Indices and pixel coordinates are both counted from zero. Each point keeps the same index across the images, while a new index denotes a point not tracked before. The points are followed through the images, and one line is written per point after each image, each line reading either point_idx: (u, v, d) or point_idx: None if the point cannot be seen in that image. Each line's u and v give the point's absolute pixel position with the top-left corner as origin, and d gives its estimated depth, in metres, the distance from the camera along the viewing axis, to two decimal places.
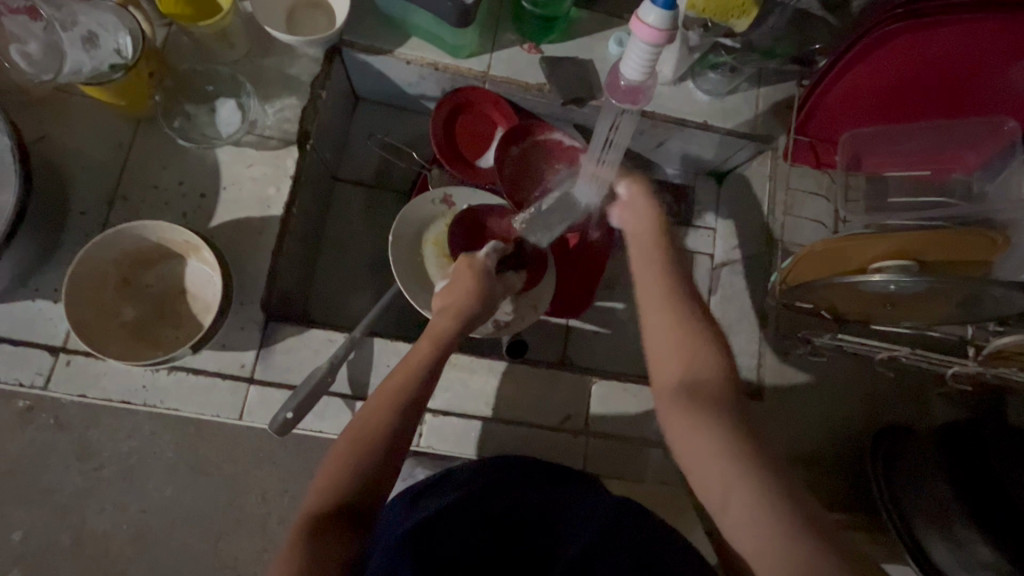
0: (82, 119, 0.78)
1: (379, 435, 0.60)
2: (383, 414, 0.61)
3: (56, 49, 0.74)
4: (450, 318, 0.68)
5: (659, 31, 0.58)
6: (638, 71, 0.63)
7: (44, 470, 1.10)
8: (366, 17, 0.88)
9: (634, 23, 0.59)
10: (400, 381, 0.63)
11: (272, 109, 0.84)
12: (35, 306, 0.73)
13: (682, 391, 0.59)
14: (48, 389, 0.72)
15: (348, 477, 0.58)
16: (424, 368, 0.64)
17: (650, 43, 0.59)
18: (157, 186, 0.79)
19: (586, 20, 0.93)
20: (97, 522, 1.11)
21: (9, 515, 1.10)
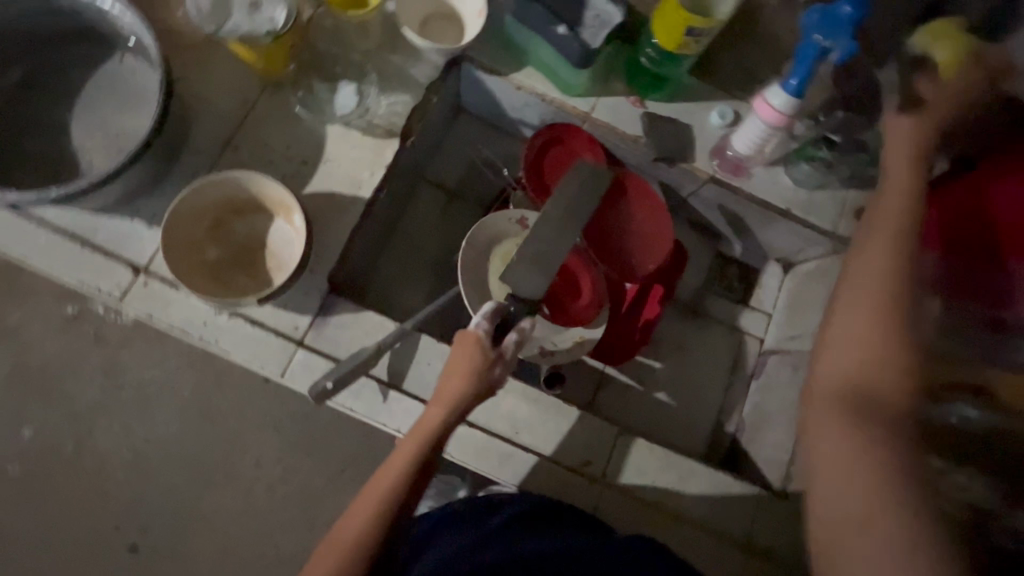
0: (220, 70, 0.85)
1: (357, 547, 0.62)
2: (363, 521, 0.63)
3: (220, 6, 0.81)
4: (441, 411, 0.69)
5: (781, 113, 0.80)
6: (749, 142, 0.86)
7: (74, 377, 1.15)
8: (492, 39, 0.93)
9: (761, 104, 0.82)
10: (388, 476, 0.66)
11: (387, 100, 0.89)
12: (132, 224, 0.79)
13: (845, 398, 0.57)
14: (121, 302, 0.77)
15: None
16: (415, 460, 0.67)
17: (768, 120, 0.82)
18: (267, 145, 0.84)
19: (695, 87, 0.96)
20: (104, 440, 1.14)
21: (28, 410, 1.13)
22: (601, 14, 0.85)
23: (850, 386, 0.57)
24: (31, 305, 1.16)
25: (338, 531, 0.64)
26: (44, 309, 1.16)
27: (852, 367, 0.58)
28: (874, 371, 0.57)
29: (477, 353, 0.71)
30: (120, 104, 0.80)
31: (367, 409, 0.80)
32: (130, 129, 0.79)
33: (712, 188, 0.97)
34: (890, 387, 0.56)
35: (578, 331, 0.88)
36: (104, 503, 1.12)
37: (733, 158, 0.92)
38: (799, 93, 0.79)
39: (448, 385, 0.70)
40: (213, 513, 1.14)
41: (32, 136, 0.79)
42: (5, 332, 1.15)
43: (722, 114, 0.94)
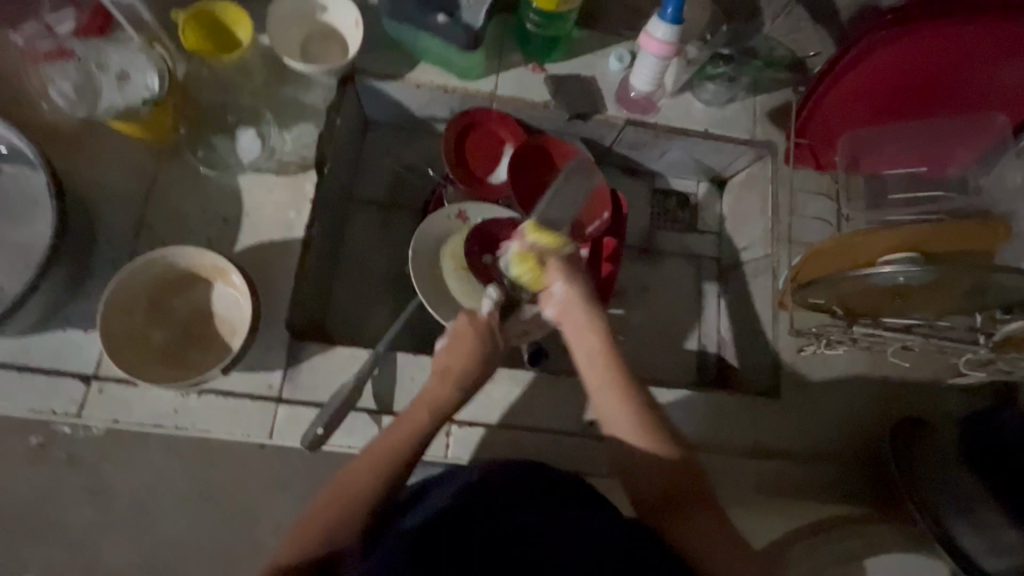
0: (107, 153, 0.81)
1: (359, 500, 0.60)
2: (368, 480, 0.61)
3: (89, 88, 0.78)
4: (450, 383, 0.69)
5: (667, 44, 0.82)
6: (648, 77, 0.88)
7: (57, 509, 1.09)
8: (377, 46, 0.92)
9: (647, 40, 0.84)
10: (376, 460, 0.63)
11: (290, 135, 0.87)
12: (66, 335, 0.75)
13: (812, 257, 0.82)
14: (81, 416, 0.73)
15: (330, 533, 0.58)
16: (409, 448, 0.64)
17: (657, 55, 0.84)
18: (181, 215, 0.81)
19: (585, 40, 0.98)
20: (111, 560, 1.09)
21: (21, 556, 1.08)
22: None
23: (586, 349, 0.72)
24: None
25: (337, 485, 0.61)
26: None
27: (592, 365, 0.71)
28: (617, 386, 0.69)
29: (480, 333, 0.72)
30: (11, 219, 0.75)
31: (365, 442, 0.79)
32: (29, 240, 0.74)
33: (630, 130, 0.98)
34: (828, 246, 0.80)
35: None
36: None
37: (639, 97, 0.95)
38: (677, 19, 0.81)
39: (453, 359, 0.70)
40: None
41: None
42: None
43: (619, 58, 0.95)
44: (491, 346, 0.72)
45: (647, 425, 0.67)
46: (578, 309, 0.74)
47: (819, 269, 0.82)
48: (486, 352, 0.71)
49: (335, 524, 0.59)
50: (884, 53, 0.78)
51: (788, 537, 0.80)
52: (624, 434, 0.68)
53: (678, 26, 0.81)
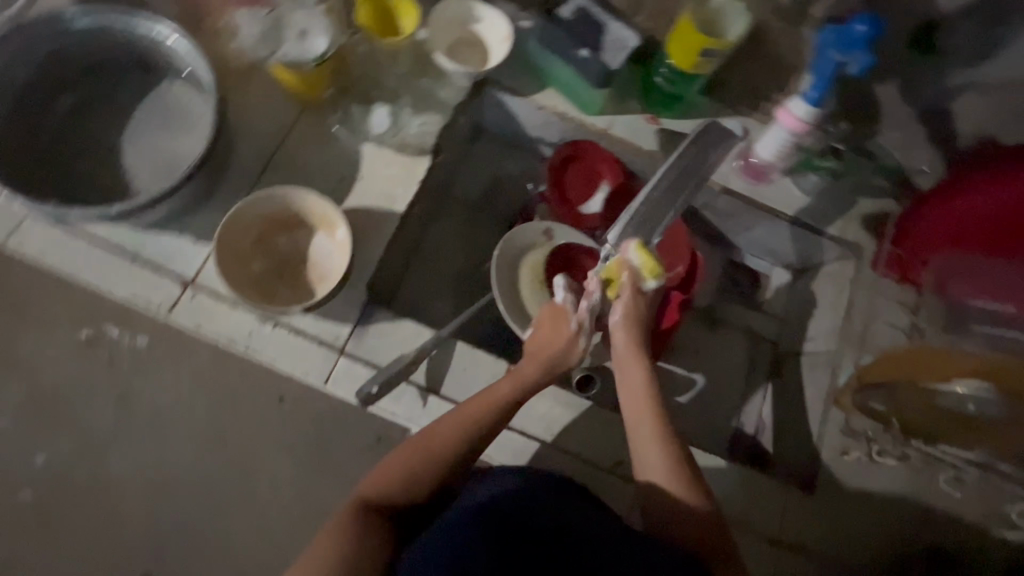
0: (260, 94, 0.90)
1: (441, 452, 0.70)
2: (451, 437, 0.71)
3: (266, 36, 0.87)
4: (534, 366, 0.77)
5: (801, 120, 0.86)
6: (773, 148, 0.91)
7: (87, 401, 1.15)
8: (515, 63, 0.99)
9: (782, 112, 0.87)
10: (458, 425, 0.72)
11: (417, 121, 0.94)
12: (177, 240, 0.82)
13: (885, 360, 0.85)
14: (170, 315, 0.80)
15: (413, 477, 0.70)
16: (483, 419, 0.72)
17: (789, 128, 0.87)
18: (305, 165, 0.89)
19: (706, 106, 1.01)
20: (114, 466, 1.14)
21: (39, 437, 1.14)
22: (617, 37, 0.91)
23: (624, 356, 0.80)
24: (44, 330, 1.16)
25: (427, 436, 0.71)
26: (60, 334, 1.16)
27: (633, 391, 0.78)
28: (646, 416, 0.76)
29: (564, 324, 0.80)
30: (166, 129, 0.84)
31: (407, 414, 0.82)
32: (176, 152, 0.83)
33: (724, 199, 1.03)
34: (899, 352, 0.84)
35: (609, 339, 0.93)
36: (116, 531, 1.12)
37: (754, 165, 0.97)
38: (818, 103, 0.84)
39: (537, 348, 0.79)
40: (226, 536, 1.14)
41: (80, 159, 0.82)
42: (22, 357, 1.16)
43: (731, 129, 1.00)
44: (568, 344, 0.79)
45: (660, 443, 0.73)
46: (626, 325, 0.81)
47: (894, 377, 0.84)
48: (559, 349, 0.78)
49: (416, 471, 0.70)
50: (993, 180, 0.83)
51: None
52: (654, 469, 0.72)
53: (817, 108, 0.85)
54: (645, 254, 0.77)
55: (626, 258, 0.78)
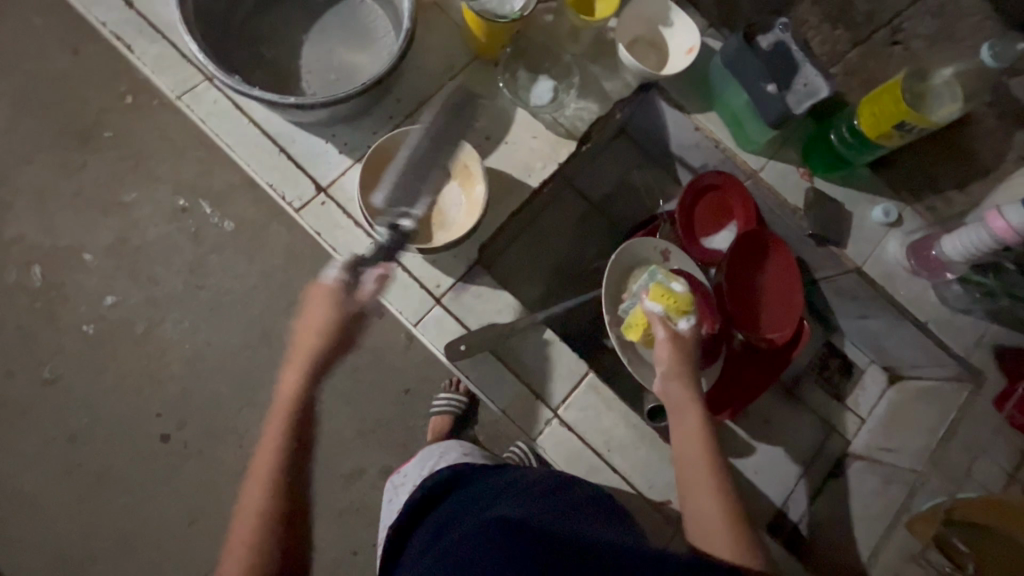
0: (438, 33, 0.90)
1: (261, 522, 0.60)
2: (256, 503, 0.61)
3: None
4: (296, 370, 0.64)
5: (1015, 230, 0.78)
6: (967, 246, 0.84)
7: (168, 261, 1.21)
8: (690, 79, 0.96)
9: (994, 215, 0.80)
10: (261, 481, 0.62)
11: (576, 103, 0.92)
12: (325, 146, 0.84)
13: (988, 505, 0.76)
14: (298, 213, 0.82)
15: (249, 566, 0.57)
16: (287, 444, 0.63)
17: (995, 232, 0.80)
18: (458, 113, 0.89)
19: (866, 178, 0.96)
20: (171, 328, 1.20)
21: (116, 279, 1.21)
22: (808, 83, 0.85)
23: (681, 409, 0.70)
24: (155, 185, 1.23)
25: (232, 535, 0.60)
26: (163, 192, 1.23)
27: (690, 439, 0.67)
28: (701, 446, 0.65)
29: (314, 308, 0.65)
30: (346, 41, 0.86)
31: (481, 382, 0.84)
32: (350, 65, 0.86)
33: (851, 278, 0.98)
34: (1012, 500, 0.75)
35: None
36: (154, 387, 1.19)
37: (933, 258, 0.90)
38: None
39: (305, 340, 0.64)
40: (246, 427, 1.19)
41: (260, 43, 0.85)
42: (132, 203, 1.23)
43: (886, 211, 0.94)
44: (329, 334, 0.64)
45: (730, 521, 0.59)
46: (669, 353, 0.76)
47: (995, 524, 0.76)
48: (343, 339, 0.65)
49: (250, 558, 0.58)
50: None
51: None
52: (710, 538, 0.58)
53: None
54: (662, 300, 0.82)
55: (648, 307, 0.82)
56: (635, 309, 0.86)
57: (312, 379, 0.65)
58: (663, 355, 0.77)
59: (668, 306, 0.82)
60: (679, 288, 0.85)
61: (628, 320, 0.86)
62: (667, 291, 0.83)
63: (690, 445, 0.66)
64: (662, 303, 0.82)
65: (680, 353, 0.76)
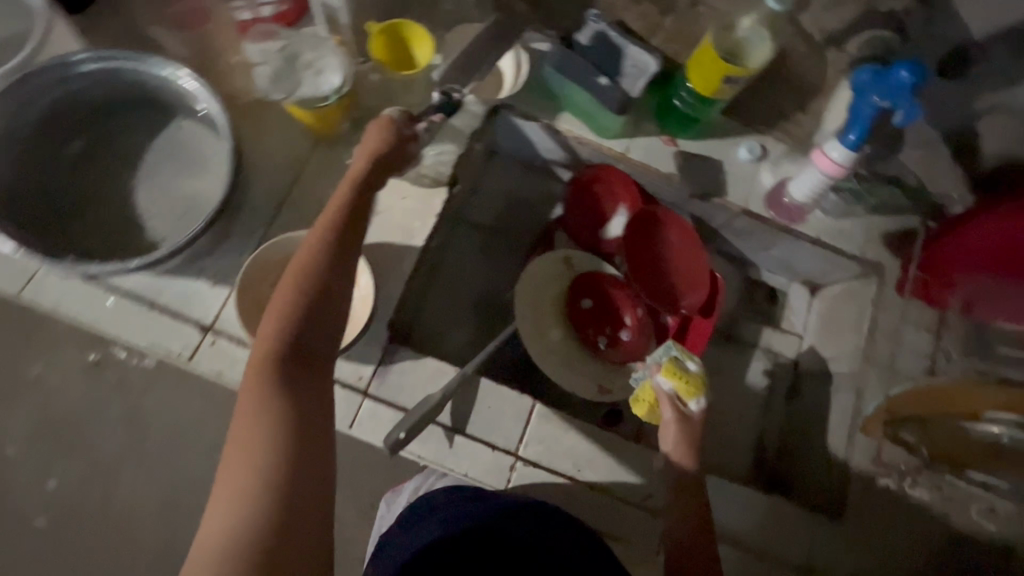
0: (273, 129, 0.88)
1: (304, 277, 0.62)
2: (308, 250, 0.64)
3: (289, 70, 0.81)
4: (364, 160, 0.70)
5: (838, 166, 0.84)
6: (807, 189, 0.90)
7: (96, 424, 1.14)
8: (532, 88, 0.97)
9: (818, 156, 0.86)
10: (318, 237, 0.65)
11: (432, 151, 0.91)
12: (194, 285, 0.81)
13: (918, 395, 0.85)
14: (191, 363, 0.78)
15: (286, 321, 0.60)
16: (319, 270, 0.62)
17: (824, 173, 0.86)
18: (320, 200, 0.87)
19: (722, 125, 1.00)
20: (126, 490, 1.14)
21: (50, 461, 1.13)
22: (637, 62, 0.89)
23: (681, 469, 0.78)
24: (56, 353, 1.15)
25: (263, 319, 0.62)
26: (66, 357, 1.15)
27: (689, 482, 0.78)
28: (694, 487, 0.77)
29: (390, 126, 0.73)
30: (179, 169, 0.82)
31: (434, 456, 0.82)
32: (192, 193, 0.82)
33: (743, 220, 1.02)
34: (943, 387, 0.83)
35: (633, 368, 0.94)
36: (131, 554, 1.13)
37: (789, 206, 0.96)
38: (856, 146, 0.82)
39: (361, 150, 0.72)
40: None
41: (89, 199, 0.80)
42: (37, 379, 1.14)
43: (750, 149, 0.98)
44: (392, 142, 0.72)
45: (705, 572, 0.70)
46: (677, 431, 0.80)
47: (926, 412, 0.85)
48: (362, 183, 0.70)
49: (288, 301, 0.61)
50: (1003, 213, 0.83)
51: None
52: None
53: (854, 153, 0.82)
54: (673, 378, 0.83)
55: (656, 382, 0.84)
56: (645, 383, 0.87)
57: (353, 212, 0.68)
58: (670, 431, 0.80)
59: (677, 384, 0.83)
60: (694, 367, 0.84)
61: (637, 392, 0.88)
62: (680, 370, 0.83)
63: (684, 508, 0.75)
64: (675, 382, 0.82)
65: (683, 422, 0.81)
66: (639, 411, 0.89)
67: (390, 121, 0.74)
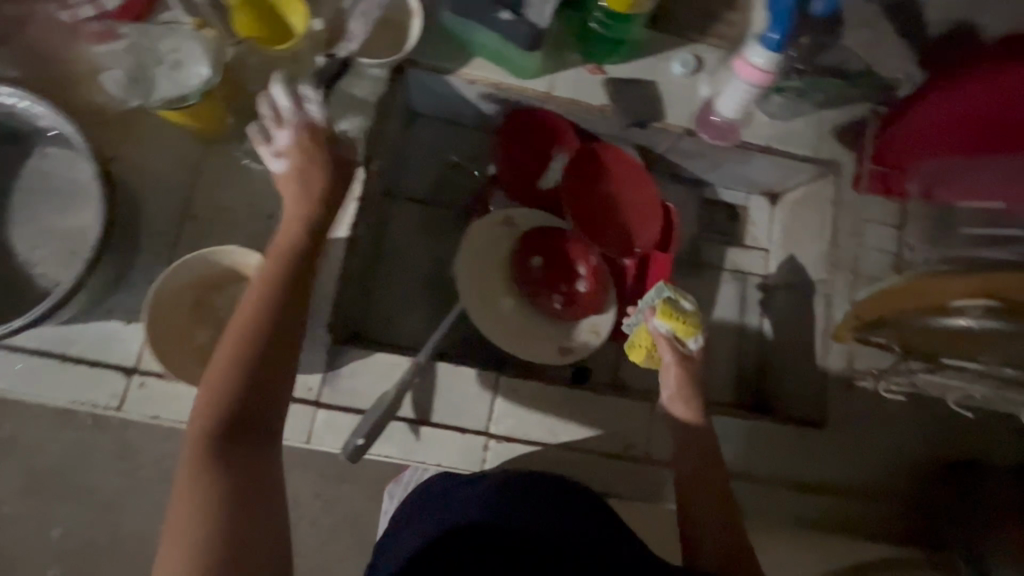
0: (152, 138, 0.78)
1: (256, 322, 0.56)
2: (260, 291, 0.58)
3: (142, 73, 0.71)
4: (297, 194, 0.64)
5: (767, 73, 0.78)
6: (736, 104, 0.84)
7: (81, 469, 1.11)
8: (434, 37, 0.87)
9: (742, 65, 0.79)
10: (269, 274, 0.59)
11: (338, 129, 0.82)
12: (107, 326, 0.74)
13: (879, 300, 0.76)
14: (122, 411, 0.73)
15: (238, 373, 0.54)
16: (269, 316, 0.57)
17: (753, 82, 0.80)
18: (226, 208, 0.79)
19: (650, 41, 0.92)
20: (130, 526, 1.11)
21: (50, 511, 1.10)
22: None
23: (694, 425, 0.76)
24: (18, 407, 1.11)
25: (211, 368, 0.55)
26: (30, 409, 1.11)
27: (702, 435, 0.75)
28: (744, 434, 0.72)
29: (320, 139, 0.67)
30: (56, 205, 0.74)
31: (403, 452, 0.78)
32: (76, 228, 0.73)
33: (689, 141, 0.95)
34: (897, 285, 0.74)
35: (594, 320, 0.90)
36: None
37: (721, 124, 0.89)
38: (779, 47, 0.76)
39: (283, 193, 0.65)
40: None
41: None
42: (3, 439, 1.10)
43: (683, 63, 0.91)
44: (335, 170, 0.66)
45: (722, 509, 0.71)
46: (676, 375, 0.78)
47: (885, 313, 0.76)
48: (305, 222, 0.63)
49: (243, 355, 0.55)
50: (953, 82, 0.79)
51: (824, 574, 0.76)
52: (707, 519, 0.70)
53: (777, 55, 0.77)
54: (670, 320, 0.79)
55: (653, 326, 0.80)
56: (640, 327, 0.83)
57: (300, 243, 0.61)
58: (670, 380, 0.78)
59: (674, 325, 0.79)
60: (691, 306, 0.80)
61: (632, 338, 0.84)
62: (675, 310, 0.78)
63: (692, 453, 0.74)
64: (672, 323, 0.78)
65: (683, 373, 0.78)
66: (636, 357, 0.85)
67: (325, 137, 0.67)
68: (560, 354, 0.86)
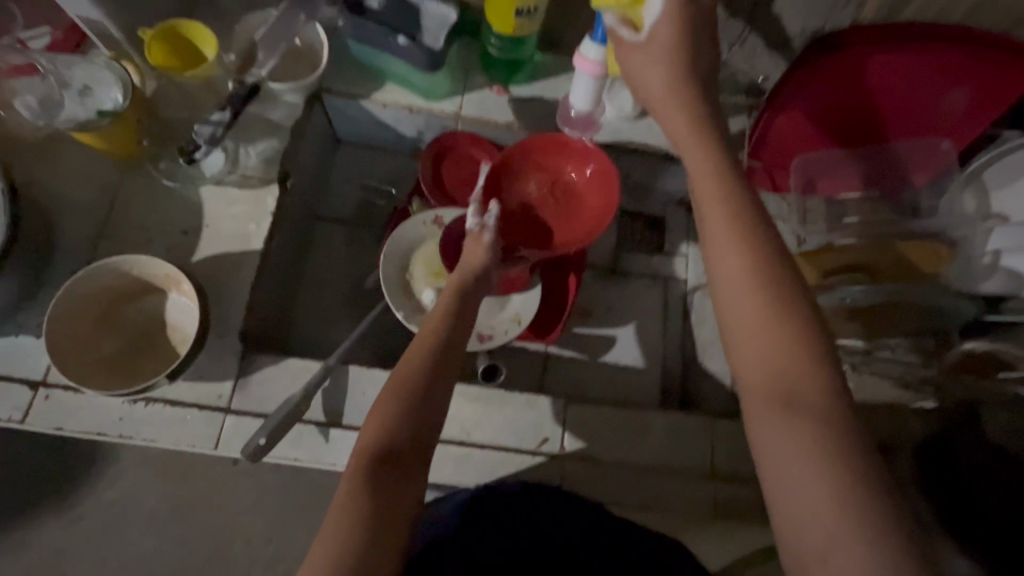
0: (72, 163, 0.83)
1: (421, 363, 0.62)
2: (434, 336, 0.66)
3: (54, 100, 0.77)
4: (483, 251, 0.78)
5: (600, 64, 0.83)
6: (586, 97, 0.88)
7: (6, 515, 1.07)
8: (347, 66, 0.95)
9: (580, 60, 0.84)
10: (440, 324, 0.67)
11: (254, 150, 0.88)
12: (16, 341, 0.76)
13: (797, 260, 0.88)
14: (25, 423, 0.73)
15: (394, 408, 0.59)
16: (427, 357, 0.63)
17: (591, 74, 0.84)
18: (143, 225, 0.83)
19: (549, 63, 1.00)
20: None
21: None
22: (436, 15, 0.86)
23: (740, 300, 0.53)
24: None
25: (378, 402, 0.60)
26: None
27: (760, 339, 0.52)
28: (812, 396, 0.49)
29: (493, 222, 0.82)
30: None
31: (311, 455, 0.79)
32: None
33: None
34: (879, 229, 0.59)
35: (514, 312, 0.92)
36: None
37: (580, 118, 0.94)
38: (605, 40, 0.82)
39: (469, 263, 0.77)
40: None
41: None
42: None
43: None
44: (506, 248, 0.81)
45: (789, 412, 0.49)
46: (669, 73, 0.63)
47: None
48: (478, 287, 0.74)
49: (410, 387, 0.60)
50: (819, 75, 0.81)
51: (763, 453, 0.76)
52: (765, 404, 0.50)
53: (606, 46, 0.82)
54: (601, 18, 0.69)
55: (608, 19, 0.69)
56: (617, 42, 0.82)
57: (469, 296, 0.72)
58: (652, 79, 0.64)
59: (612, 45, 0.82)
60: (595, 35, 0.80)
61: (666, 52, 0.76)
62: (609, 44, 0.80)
63: (748, 342, 0.52)
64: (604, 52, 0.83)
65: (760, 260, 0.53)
66: None
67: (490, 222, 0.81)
68: (483, 340, 0.88)
